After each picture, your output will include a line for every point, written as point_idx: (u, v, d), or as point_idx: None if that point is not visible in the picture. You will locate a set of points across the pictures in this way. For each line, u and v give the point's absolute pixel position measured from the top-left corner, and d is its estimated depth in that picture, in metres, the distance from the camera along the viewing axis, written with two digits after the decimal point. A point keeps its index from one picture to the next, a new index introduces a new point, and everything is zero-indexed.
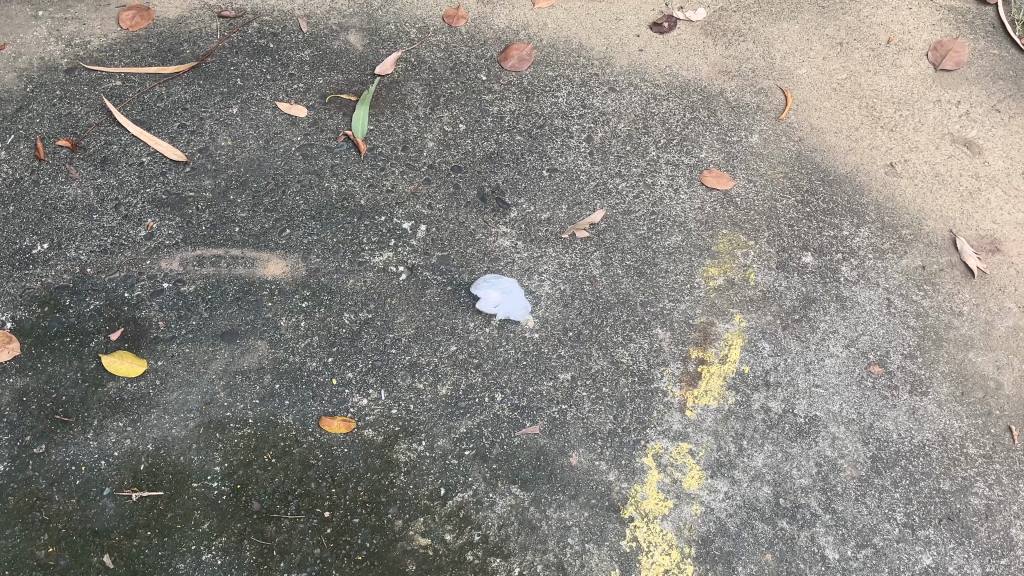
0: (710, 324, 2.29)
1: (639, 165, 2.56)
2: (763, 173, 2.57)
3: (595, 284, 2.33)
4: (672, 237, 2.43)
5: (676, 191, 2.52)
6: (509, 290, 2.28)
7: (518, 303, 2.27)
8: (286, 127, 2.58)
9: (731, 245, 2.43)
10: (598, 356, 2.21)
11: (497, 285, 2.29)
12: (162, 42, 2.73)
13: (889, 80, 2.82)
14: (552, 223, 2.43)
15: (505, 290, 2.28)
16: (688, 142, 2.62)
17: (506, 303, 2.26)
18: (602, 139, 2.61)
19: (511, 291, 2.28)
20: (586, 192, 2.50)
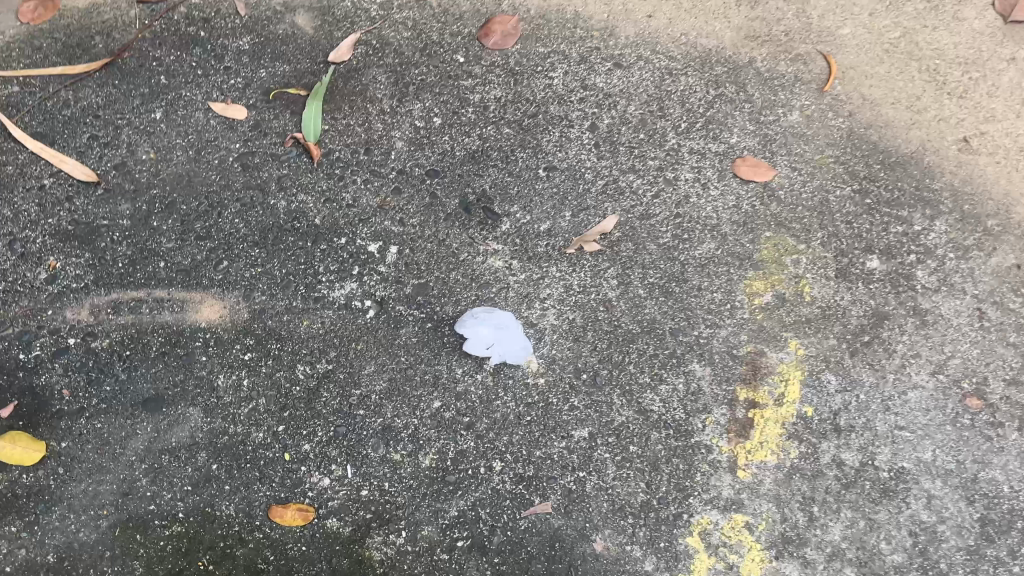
0: (759, 356, 1.82)
1: (656, 157, 2.08)
2: (809, 159, 2.09)
3: (611, 311, 1.86)
4: (704, 245, 1.96)
5: (704, 187, 2.04)
6: (507, 328, 1.79)
7: (518, 346, 1.79)
8: (222, 133, 2.09)
9: (777, 250, 1.96)
10: (622, 406, 1.75)
11: (491, 320, 1.80)
12: (69, 36, 2.21)
13: (952, 36, 2.23)
14: (554, 236, 1.96)
15: (501, 329, 1.79)
16: (715, 125, 2.14)
17: (501, 345, 1.78)
18: (609, 127, 2.13)
19: (510, 329, 1.79)
20: (593, 194, 2.02)
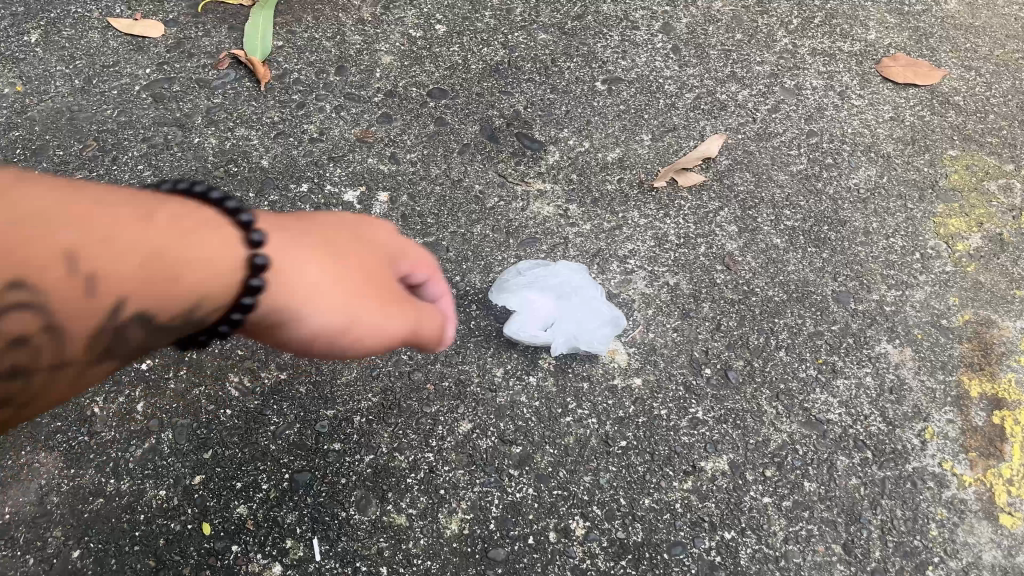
0: (986, 327, 1.12)
1: (766, 62, 1.42)
2: (987, 55, 1.43)
3: (736, 269, 1.16)
4: (862, 170, 1.28)
5: (843, 96, 1.37)
6: (572, 294, 1.13)
7: (593, 317, 1.10)
8: (125, 55, 1.42)
9: (974, 173, 1.27)
10: (779, 416, 1.04)
11: (545, 287, 1.14)
12: None
13: None
14: (629, 167, 1.27)
15: (560, 296, 1.13)
16: (841, 20, 1.48)
17: (562, 319, 1.10)
18: (689, 28, 1.46)
19: (574, 295, 1.13)
20: (681, 110, 1.35)
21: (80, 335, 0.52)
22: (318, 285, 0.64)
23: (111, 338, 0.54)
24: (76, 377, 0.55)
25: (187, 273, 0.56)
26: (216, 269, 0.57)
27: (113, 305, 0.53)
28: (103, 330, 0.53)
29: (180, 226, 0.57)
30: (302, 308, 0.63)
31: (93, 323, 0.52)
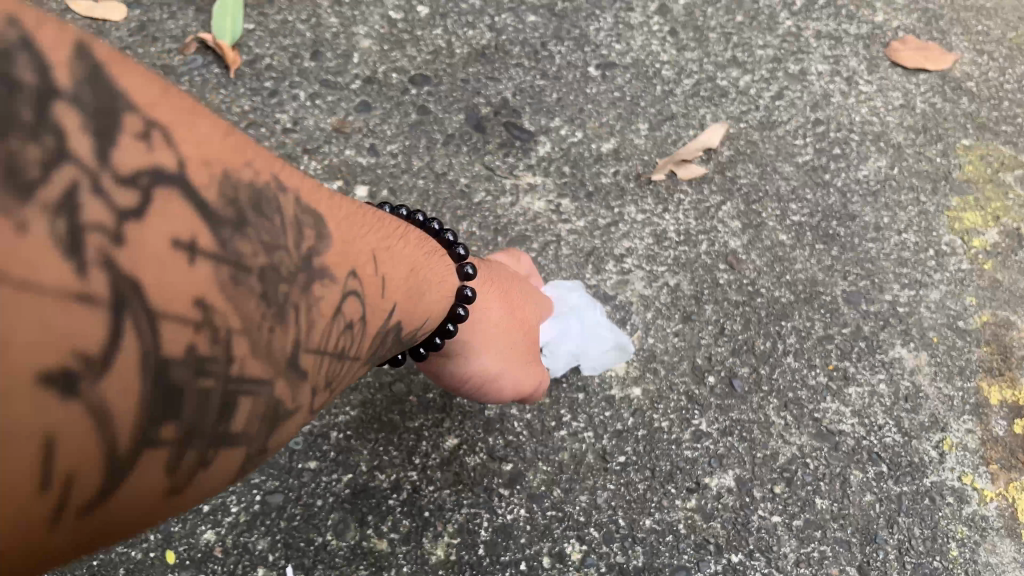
0: (1004, 329, 1.06)
1: (768, 45, 1.34)
2: (999, 38, 1.36)
3: (740, 268, 1.09)
4: (871, 161, 1.20)
5: (850, 82, 1.30)
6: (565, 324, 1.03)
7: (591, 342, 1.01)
8: None
9: (987, 165, 1.21)
10: (788, 427, 0.97)
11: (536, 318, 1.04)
12: None
13: None
14: (624, 158, 1.20)
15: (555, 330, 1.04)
16: None
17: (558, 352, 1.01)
18: (687, 8, 1.38)
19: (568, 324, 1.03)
20: (679, 97, 1.27)
21: (352, 303, 0.57)
22: (491, 325, 0.92)
23: (362, 323, 0.60)
24: (337, 366, 0.57)
25: (386, 285, 0.64)
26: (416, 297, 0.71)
27: (365, 274, 0.60)
28: (361, 306, 0.59)
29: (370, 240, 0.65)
30: (471, 342, 0.90)
31: (360, 298, 0.59)
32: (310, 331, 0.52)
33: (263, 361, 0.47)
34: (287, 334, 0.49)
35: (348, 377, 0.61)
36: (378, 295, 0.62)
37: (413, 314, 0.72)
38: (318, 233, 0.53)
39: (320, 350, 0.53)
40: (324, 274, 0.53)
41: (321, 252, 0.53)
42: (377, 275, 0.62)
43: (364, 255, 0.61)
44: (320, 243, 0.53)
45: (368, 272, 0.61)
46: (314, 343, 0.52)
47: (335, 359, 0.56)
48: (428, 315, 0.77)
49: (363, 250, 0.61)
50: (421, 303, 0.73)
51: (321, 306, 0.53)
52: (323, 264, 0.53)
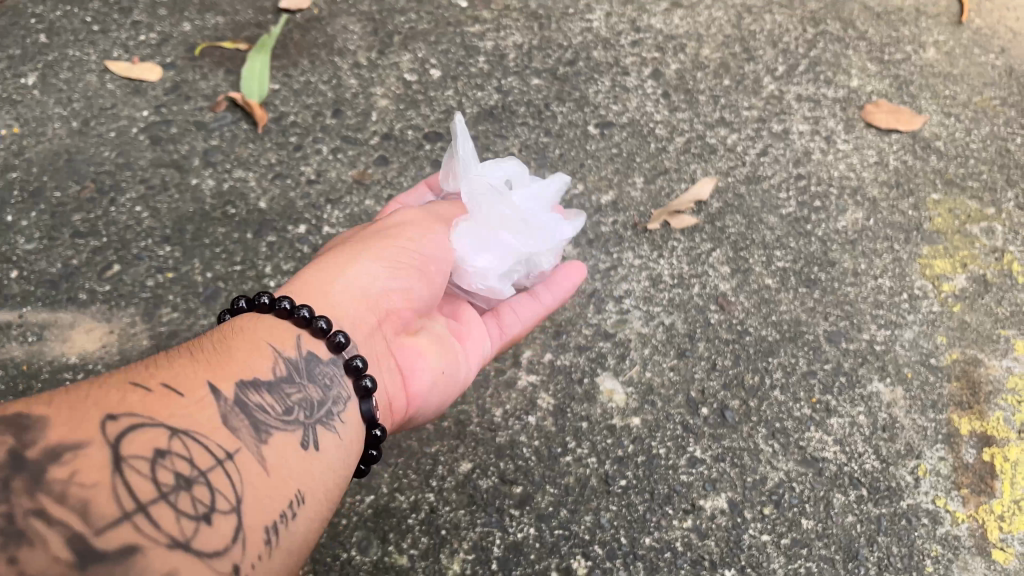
0: (973, 366, 1.15)
1: (753, 107, 1.46)
2: (966, 101, 1.48)
3: (730, 309, 1.18)
4: (849, 213, 1.31)
5: (829, 141, 1.41)
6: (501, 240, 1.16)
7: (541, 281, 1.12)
8: (123, 98, 1.44)
9: (956, 217, 1.31)
10: (776, 454, 1.05)
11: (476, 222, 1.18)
12: None
13: None
14: (623, 209, 1.30)
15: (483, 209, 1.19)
16: (825, 67, 1.53)
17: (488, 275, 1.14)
18: (678, 73, 1.51)
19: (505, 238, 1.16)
20: (672, 154, 1.38)
21: (138, 433, 0.61)
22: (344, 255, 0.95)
23: (184, 432, 0.64)
24: (192, 484, 0.61)
25: (195, 379, 0.69)
26: (262, 355, 0.76)
27: (129, 399, 0.63)
28: (158, 426, 0.62)
29: (160, 367, 0.69)
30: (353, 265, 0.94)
31: (154, 420, 0.62)
32: (95, 497, 0.55)
33: (54, 567, 0.51)
34: (63, 523, 0.53)
35: (239, 474, 0.65)
36: (183, 400, 0.66)
37: (256, 367, 0.75)
38: (33, 422, 0.57)
39: (136, 495, 0.57)
40: (65, 447, 0.56)
41: (42, 434, 0.56)
42: (163, 387, 0.66)
43: (131, 386, 0.64)
44: (40, 428, 0.57)
45: (140, 391, 0.64)
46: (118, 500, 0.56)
47: (178, 488, 0.60)
48: (259, 334, 0.79)
49: (117, 386, 0.64)
50: (240, 354, 0.75)
51: (85, 467, 0.56)
52: (53, 443, 0.56)
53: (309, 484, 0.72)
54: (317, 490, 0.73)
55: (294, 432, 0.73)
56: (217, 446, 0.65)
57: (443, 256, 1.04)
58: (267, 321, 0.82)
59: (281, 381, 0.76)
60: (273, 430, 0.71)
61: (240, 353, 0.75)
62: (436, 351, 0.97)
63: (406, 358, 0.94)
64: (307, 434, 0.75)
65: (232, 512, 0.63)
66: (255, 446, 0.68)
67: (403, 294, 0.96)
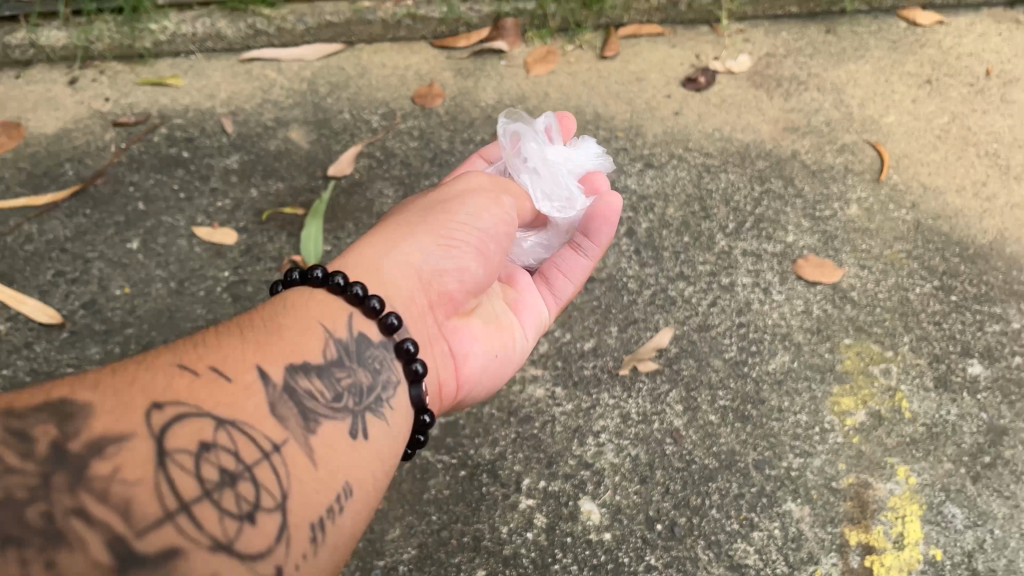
0: (864, 487, 1.51)
1: (707, 261, 1.84)
2: (878, 255, 1.85)
3: (681, 441, 1.55)
4: (777, 358, 1.68)
5: (766, 292, 1.79)
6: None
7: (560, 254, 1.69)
8: (207, 259, 1.83)
9: (862, 360, 1.68)
10: (710, 561, 1.43)
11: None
12: (37, 166, 2.01)
13: (1004, 119, 2.14)
14: (601, 355, 1.67)
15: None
16: (767, 223, 1.91)
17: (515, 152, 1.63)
18: (648, 232, 1.89)
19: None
20: (641, 305, 1.76)
21: (183, 423, 0.94)
22: (412, 233, 1.39)
23: (217, 417, 0.97)
24: (233, 476, 0.93)
25: (229, 375, 1.03)
26: (292, 347, 1.11)
27: (176, 395, 0.96)
28: (200, 417, 0.95)
29: (205, 363, 1.03)
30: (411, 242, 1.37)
31: (194, 412, 0.96)
32: (146, 486, 0.87)
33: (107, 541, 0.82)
34: (116, 505, 0.84)
35: (280, 464, 0.99)
36: (219, 395, 1.00)
37: (304, 348, 1.13)
38: (102, 416, 0.90)
39: (178, 487, 0.89)
40: (122, 440, 0.89)
41: (105, 425, 0.89)
42: (207, 384, 1.00)
43: (183, 381, 0.98)
44: (107, 420, 0.90)
45: (189, 387, 0.98)
46: (161, 479, 0.88)
47: (220, 485, 0.92)
48: (314, 312, 1.19)
49: (170, 385, 0.97)
50: (292, 332, 1.14)
51: (127, 461, 0.87)
52: (114, 436, 0.89)
53: (332, 448, 1.06)
54: (359, 468, 1.09)
55: (335, 419, 1.10)
56: (263, 442, 0.99)
57: (499, 234, 1.46)
58: (319, 295, 1.23)
59: (330, 364, 1.14)
60: (320, 419, 1.07)
61: (269, 346, 1.10)
62: (481, 333, 1.49)
63: (462, 343, 1.45)
64: (353, 421, 1.12)
65: (264, 495, 0.95)
66: (287, 432, 1.02)
67: (459, 280, 1.41)
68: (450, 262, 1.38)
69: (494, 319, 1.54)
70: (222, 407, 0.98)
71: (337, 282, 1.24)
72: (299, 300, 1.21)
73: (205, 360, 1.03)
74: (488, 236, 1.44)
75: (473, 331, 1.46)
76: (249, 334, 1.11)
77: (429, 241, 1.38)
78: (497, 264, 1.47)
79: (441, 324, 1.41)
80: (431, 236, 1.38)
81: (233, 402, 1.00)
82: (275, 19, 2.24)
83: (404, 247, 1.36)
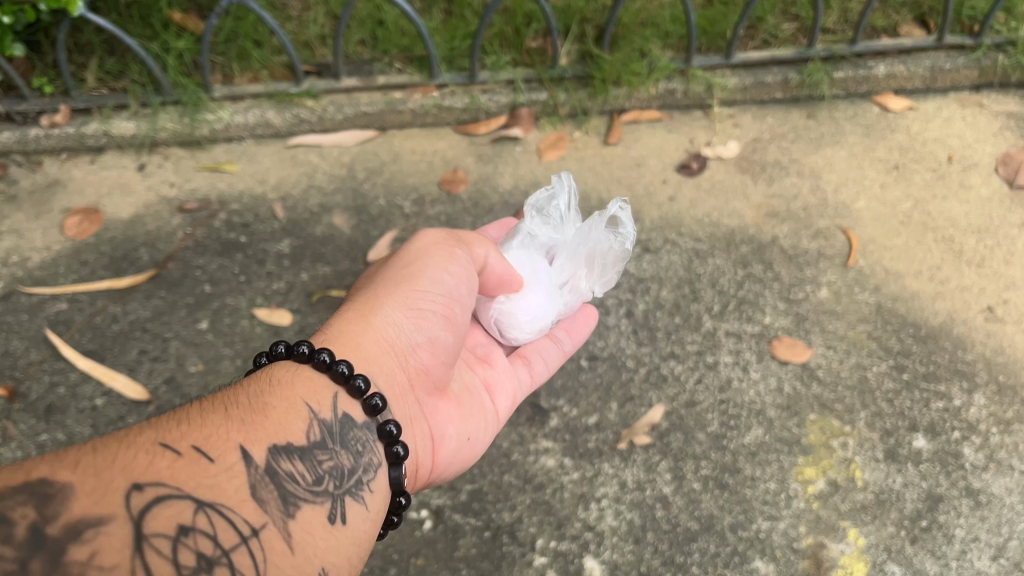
0: (820, 547, 1.82)
1: (694, 341, 2.14)
2: (843, 336, 2.15)
3: (669, 507, 1.87)
4: (752, 431, 1.98)
5: (745, 370, 2.09)
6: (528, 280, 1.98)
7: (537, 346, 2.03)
8: (267, 339, 2.14)
9: (824, 433, 1.98)
10: None
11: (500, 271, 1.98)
12: (115, 249, 2.32)
13: (961, 205, 2.43)
14: (603, 428, 1.98)
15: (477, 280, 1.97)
16: (747, 306, 2.21)
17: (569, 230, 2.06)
18: (644, 314, 2.20)
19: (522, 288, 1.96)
20: (637, 382, 2.06)
21: (160, 507, 1.06)
22: (384, 313, 1.58)
23: (194, 499, 1.09)
24: (205, 559, 1.05)
25: (209, 459, 1.16)
26: (273, 431, 1.26)
27: (158, 478, 1.09)
28: (178, 501, 1.08)
29: (189, 448, 1.16)
30: (387, 322, 1.57)
31: (173, 493, 1.08)
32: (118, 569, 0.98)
33: None
34: None
35: (254, 548, 1.11)
36: (199, 478, 1.12)
37: (288, 429, 1.27)
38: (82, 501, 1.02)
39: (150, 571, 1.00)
40: (100, 527, 1.01)
41: (83, 512, 1.01)
42: (190, 467, 1.13)
43: (168, 465, 1.11)
44: (85, 506, 1.02)
45: (172, 469, 1.11)
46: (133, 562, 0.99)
47: (195, 569, 1.03)
48: (299, 391, 1.35)
49: (152, 466, 1.10)
50: (277, 413, 1.29)
51: (104, 546, 0.99)
52: (93, 521, 1.01)
53: (303, 530, 1.19)
54: (331, 553, 1.23)
55: (313, 502, 1.24)
56: (241, 527, 1.11)
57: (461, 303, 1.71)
58: (306, 374, 1.40)
59: (312, 446, 1.29)
60: (298, 501, 1.21)
61: (251, 430, 1.24)
62: (456, 414, 1.72)
63: (439, 424, 1.66)
64: (330, 505, 1.27)
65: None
66: (263, 515, 1.15)
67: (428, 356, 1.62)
68: (419, 335, 1.60)
69: (469, 401, 1.78)
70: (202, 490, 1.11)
71: (322, 358, 1.40)
72: (286, 379, 1.37)
73: (189, 443, 1.17)
74: (452, 302, 1.68)
75: (448, 415, 1.69)
76: (233, 416, 1.25)
77: (401, 315, 1.59)
78: (459, 330, 1.71)
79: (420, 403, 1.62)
80: (402, 310, 1.60)
81: (212, 486, 1.12)
82: (317, 109, 2.53)
83: (377, 321, 1.57)
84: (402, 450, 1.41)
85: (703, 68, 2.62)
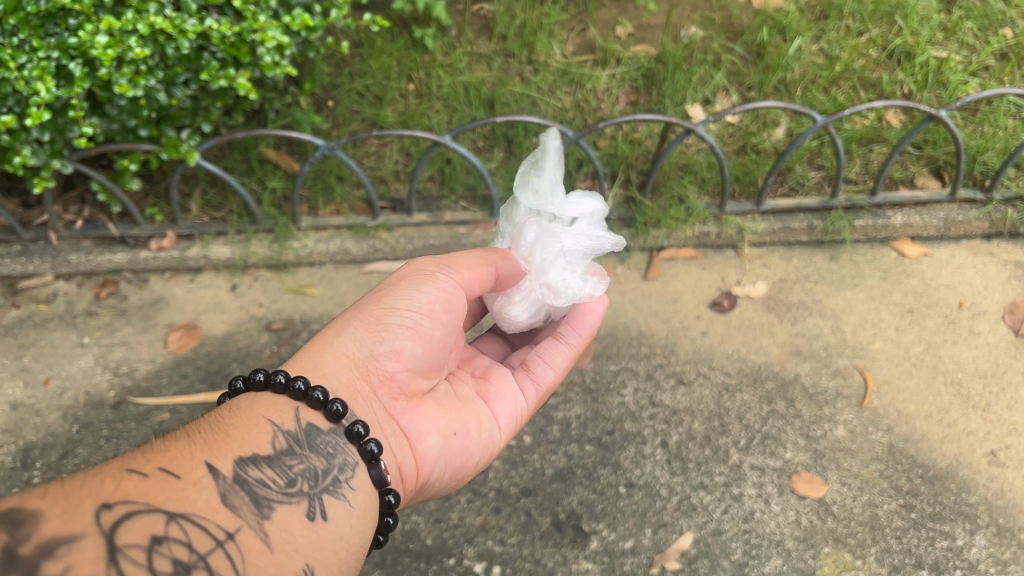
0: None
1: (721, 472, 2.39)
2: (857, 473, 2.39)
3: None
4: (771, 561, 2.22)
5: (767, 502, 2.33)
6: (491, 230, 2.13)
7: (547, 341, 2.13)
8: None
9: (837, 566, 2.22)
10: None
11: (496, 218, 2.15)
12: (211, 363, 2.63)
13: (970, 350, 2.67)
14: (638, 552, 2.23)
15: None
16: (771, 440, 2.45)
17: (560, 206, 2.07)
18: (677, 443, 2.45)
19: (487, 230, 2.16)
20: (669, 510, 2.31)
21: (130, 519, 1.17)
22: (336, 334, 1.73)
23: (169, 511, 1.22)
24: (191, 565, 1.17)
25: (177, 477, 1.28)
26: (237, 445, 1.40)
27: (126, 494, 1.21)
28: (152, 512, 1.20)
29: (155, 470, 1.28)
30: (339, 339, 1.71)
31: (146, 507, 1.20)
32: None
33: None
34: None
35: (237, 549, 1.24)
36: (170, 492, 1.25)
37: (251, 445, 1.42)
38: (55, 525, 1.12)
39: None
40: (73, 543, 1.11)
41: (54, 530, 1.11)
42: (159, 484, 1.25)
43: (137, 484, 1.23)
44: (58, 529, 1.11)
45: (140, 487, 1.23)
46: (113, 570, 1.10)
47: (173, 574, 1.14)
48: (258, 411, 1.50)
49: (121, 487, 1.22)
50: (238, 432, 1.44)
51: (79, 560, 1.09)
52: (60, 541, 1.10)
53: (286, 529, 1.34)
54: (311, 548, 1.35)
55: (289, 502, 1.38)
56: (217, 532, 1.23)
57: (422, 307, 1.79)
58: (266, 398, 1.54)
59: (278, 455, 1.44)
60: (272, 502, 1.35)
61: (216, 448, 1.37)
62: (435, 415, 1.79)
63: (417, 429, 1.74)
64: (307, 503, 1.40)
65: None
66: (246, 518, 1.29)
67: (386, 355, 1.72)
68: (379, 344, 1.72)
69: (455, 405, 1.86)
70: (174, 503, 1.23)
71: (259, 377, 1.56)
72: (244, 406, 1.52)
73: (154, 466, 1.29)
74: (413, 313, 1.77)
75: (424, 415, 1.76)
76: (195, 440, 1.39)
77: (362, 332, 1.73)
78: (429, 335, 1.78)
79: (392, 407, 1.72)
80: (360, 326, 1.73)
81: (184, 499, 1.25)
82: (390, 242, 2.86)
83: (341, 341, 1.71)
84: (377, 449, 1.54)
85: (735, 214, 2.93)
